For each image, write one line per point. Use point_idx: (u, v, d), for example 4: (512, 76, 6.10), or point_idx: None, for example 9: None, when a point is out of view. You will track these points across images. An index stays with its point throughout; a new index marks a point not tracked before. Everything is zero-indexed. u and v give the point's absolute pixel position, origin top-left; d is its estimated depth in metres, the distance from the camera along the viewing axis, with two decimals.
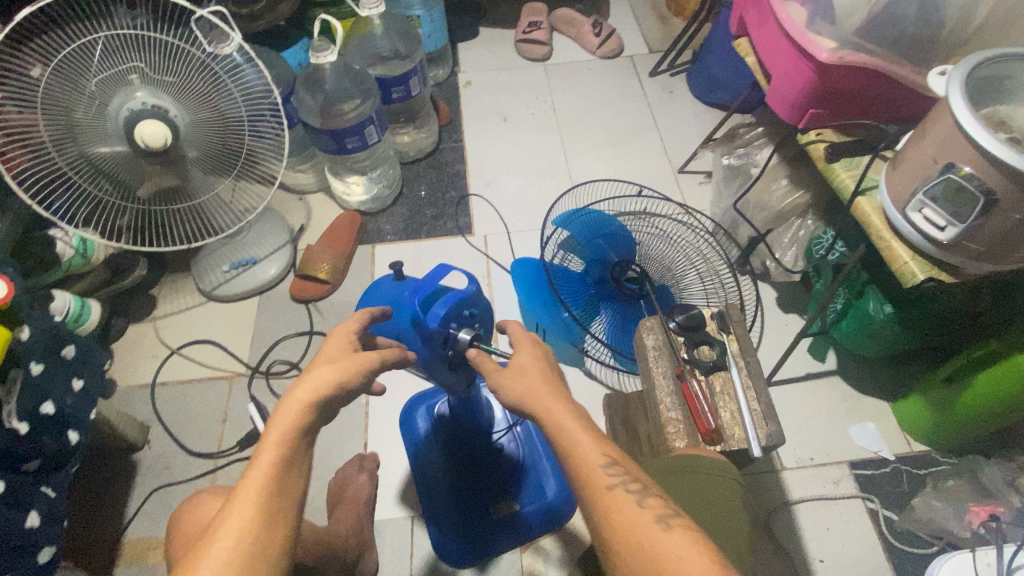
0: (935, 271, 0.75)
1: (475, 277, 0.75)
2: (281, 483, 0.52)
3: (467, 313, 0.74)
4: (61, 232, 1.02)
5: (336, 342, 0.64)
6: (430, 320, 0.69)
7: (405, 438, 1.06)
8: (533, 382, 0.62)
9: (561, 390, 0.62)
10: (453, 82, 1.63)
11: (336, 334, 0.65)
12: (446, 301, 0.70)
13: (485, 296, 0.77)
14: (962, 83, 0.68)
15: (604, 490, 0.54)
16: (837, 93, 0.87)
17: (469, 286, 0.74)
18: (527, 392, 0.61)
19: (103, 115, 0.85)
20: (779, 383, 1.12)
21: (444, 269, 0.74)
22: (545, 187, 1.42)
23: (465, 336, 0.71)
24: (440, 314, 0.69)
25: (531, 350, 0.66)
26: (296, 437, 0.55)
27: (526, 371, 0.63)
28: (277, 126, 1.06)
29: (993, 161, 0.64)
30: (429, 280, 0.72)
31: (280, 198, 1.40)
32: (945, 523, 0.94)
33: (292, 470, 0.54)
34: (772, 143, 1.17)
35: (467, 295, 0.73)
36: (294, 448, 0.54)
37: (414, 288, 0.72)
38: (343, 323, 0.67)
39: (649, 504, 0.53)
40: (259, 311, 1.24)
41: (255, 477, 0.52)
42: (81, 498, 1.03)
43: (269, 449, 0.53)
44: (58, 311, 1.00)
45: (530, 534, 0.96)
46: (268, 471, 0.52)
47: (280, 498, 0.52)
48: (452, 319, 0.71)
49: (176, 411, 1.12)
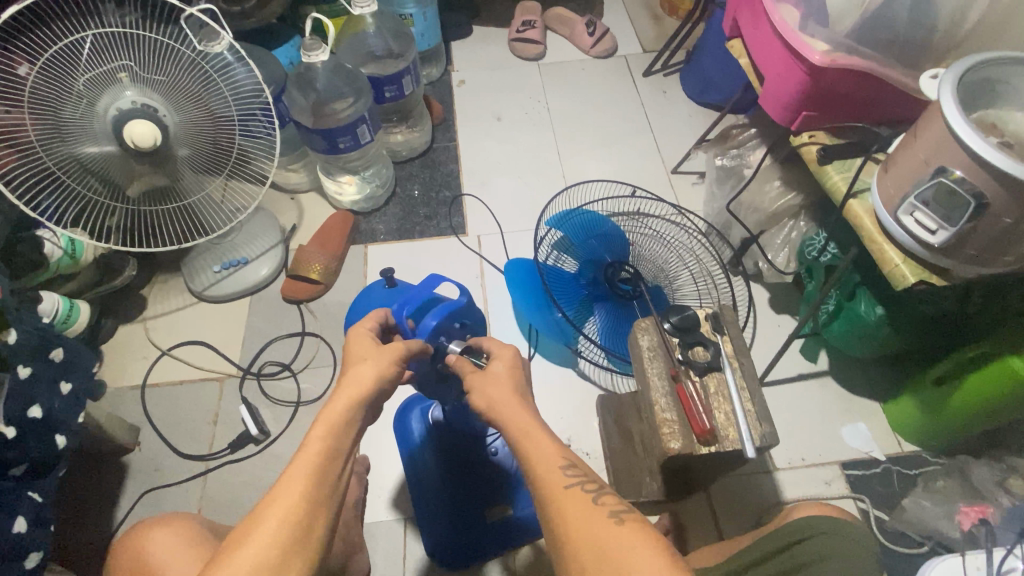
0: (925, 274, 0.76)
1: (464, 291, 0.83)
2: (306, 501, 0.52)
3: (458, 325, 0.81)
4: (49, 233, 1.01)
5: (360, 342, 0.67)
6: (420, 332, 0.76)
7: (399, 442, 1.05)
8: (502, 389, 0.65)
9: (527, 399, 0.65)
10: (447, 81, 1.62)
11: (354, 334, 0.69)
12: (439, 312, 0.78)
13: (476, 308, 0.85)
14: (955, 87, 0.68)
15: (561, 488, 0.55)
16: (830, 96, 0.87)
17: (461, 299, 0.82)
18: (497, 397, 0.64)
19: (91, 115, 0.84)
20: (772, 384, 1.12)
21: (438, 283, 0.83)
22: (539, 187, 1.41)
23: (455, 347, 0.75)
24: (431, 324, 0.76)
25: (504, 357, 0.69)
26: (322, 454, 0.55)
27: (501, 377, 0.67)
28: (268, 126, 1.05)
29: (984, 165, 0.64)
30: (419, 294, 0.80)
31: (272, 197, 1.39)
32: (935, 523, 0.94)
33: (321, 489, 0.54)
34: (765, 144, 1.17)
35: (458, 307, 0.80)
36: (332, 455, 0.56)
37: (405, 302, 0.79)
38: (357, 324, 0.70)
39: (603, 501, 0.54)
40: (251, 312, 1.23)
41: (279, 494, 0.52)
42: (69, 501, 1.02)
43: (298, 465, 0.54)
44: (46, 312, 0.99)
45: (523, 539, 0.97)
46: (294, 488, 0.52)
47: (306, 516, 0.52)
48: (442, 330, 0.78)
49: (166, 412, 1.11)
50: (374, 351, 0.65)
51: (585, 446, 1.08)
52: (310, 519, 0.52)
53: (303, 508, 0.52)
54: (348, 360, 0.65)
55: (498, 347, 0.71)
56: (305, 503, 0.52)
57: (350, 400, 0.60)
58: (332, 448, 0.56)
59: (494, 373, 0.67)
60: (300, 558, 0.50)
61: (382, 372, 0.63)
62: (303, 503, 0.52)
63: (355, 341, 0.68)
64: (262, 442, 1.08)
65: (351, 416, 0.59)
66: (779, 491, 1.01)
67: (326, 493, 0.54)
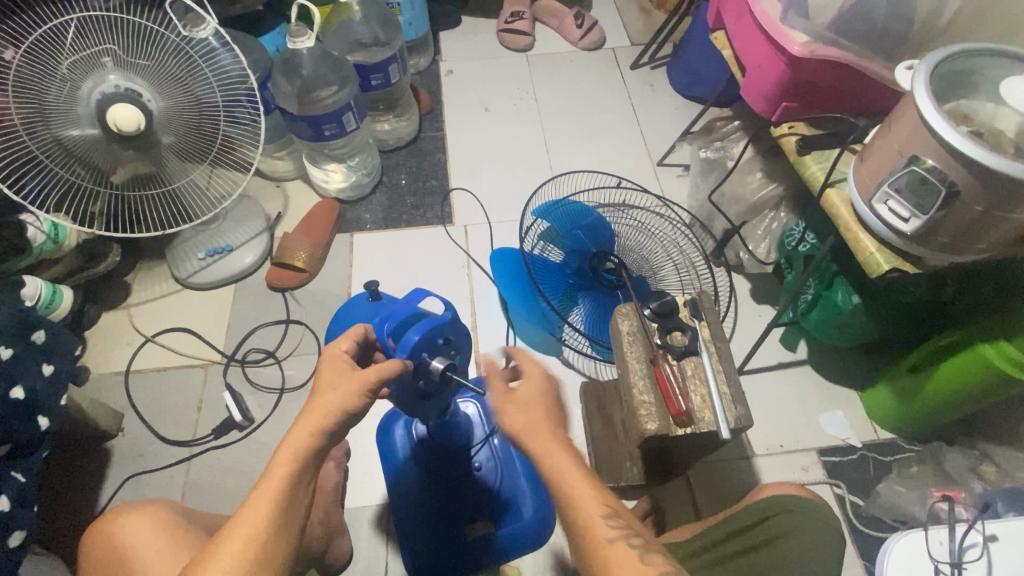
0: (899, 262, 0.78)
1: (451, 304, 0.76)
2: (268, 533, 0.54)
3: (442, 341, 0.73)
4: (32, 217, 1.00)
5: (332, 365, 0.65)
6: (399, 350, 0.70)
7: (382, 457, 1.05)
8: (537, 418, 0.61)
9: (561, 430, 0.61)
10: (435, 71, 1.62)
11: (327, 357, 0.66)
12: (420, 327, 0.71)
13: (463, 322, 0.77)
14: (927, 79, 0.70)
15: (604, 542, 0.55)
16: (809, 87, 0.88)
17: (445, 313, 0.75)
18: (530, 428, 0.60)
19: (75, 98, 0.83)
20: (751, 373, 1.14)
21: (420, 296, 0.76)
22: (526, 178, 1.42)
23: (438, 364, 0.71)
24: (412, 341, 0.70)
25: (539, 379, 0.64)
26: (286, 485, 0.57)
27: (531, 401, 0.63)
28: (253, 112, 1.04)
29: (954, 153, 0.66)
30: (403, 307, 0.73)
31: (257, 184, 1.39)
32: (908, 507, 0.97)
33: (283, 521, 0.56)
34: (748, 136, 1.18)
35: (441, 322, 0.73)
36: (302, 469, 0.58)
37: (385, 316, 0.73)
38: (330, 347, 0.68)
39: (650, 559, 0.55)
40: (235, 299, 1.23)
41: (241, 527, 0.54)
42: (50, 487, 1.01)
43: (265, 487, 0.56)
44: (29, 297, 0.98)
45: (503, 555, 0.97)
46: (257, 520, 0.54)
47: (273, 537, 0.54)
48: (424, 347, 0.71)
49: (150, 399, 1.11)
50: (345, 377, 0.63)
51: None
52: (270, 553, 0.54)
53: (263, 543, 0.54)
54: (318, 387, 0.63)
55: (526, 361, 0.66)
56: (267, 536, 0.54)
57: (315, 430, 0.60)
58: (296, 478, 0.57)
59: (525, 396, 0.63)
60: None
61: (350, 402, 0.62)
62: (263, 536, 0.54)
63: (325, 365, 0.65)
64: (246, 429, 1.09)
65: (315, 447, 0.60)
66: (757, 477, 1.03)
67: (288, 525, 0.56)
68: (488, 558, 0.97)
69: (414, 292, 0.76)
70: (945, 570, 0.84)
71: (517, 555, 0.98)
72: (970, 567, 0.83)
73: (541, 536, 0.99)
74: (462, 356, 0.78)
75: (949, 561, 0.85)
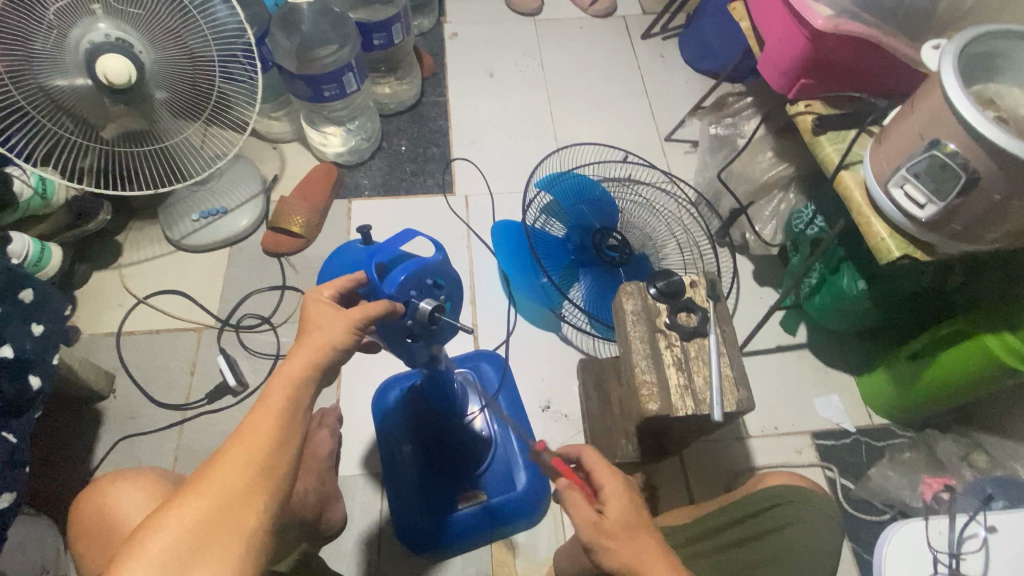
0: (910, 249, 0.76)
1: (442, 246, 0.73)
2: (270, 446, 0.51)
3: (431, 283, 0.71)
4: (18, 170, 0.98)
5: (317, 307, 0.61)
6: (386, 286, 0.67)
7: (375, 409, 1.06)
8: (632, 544, 0.58)
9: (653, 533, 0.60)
10: (439, 33, 1.57)
11: (310, 300, 0.62)
12: (408, 265, 0.68)
13: (453, 268, 0.75)
14: (955, 60, 0.67)
15: None
16: (829, 63, 0.85)
17: (436, 255, 0.72)
18: (639, 557, 0.57)
19: (62, 47, 0.79)
20: (750, 354, 1.14)
21: (410, 235, 0.72)
22: (529, 148, 1.39)
23: (427, 306, 0.68)
24: (399, 278, 0.67)
25: (614, 495, 0.62)
26: (284, 410, 0.53)
27: (627, 531, 0.59)
28: (250, 69, 1.00)
29: (979, 139, 0.64)
30: (391, 244, 0.70)
31: (253, 145, 1.35)
32: (899, 492, 0.98)
33: (286, 437, 0.52)
34: (761, 114, 1.15)
35: (432, 263, 0.71)
36: (301, 388, 0.55)
37: (371, 253, 0.69)
38: (312, 290, 0.64)
39: None
40: (230, 263, 1.21)
41: (243, 439, 0.50)
42: (41, 446, 1.00)
43: (263, 407, 0.52)
44: (16, 253, 0.95)
45: (494, 525, 0.98)
46: (258, 433, 0.51)
47: (275, 450, 0.51)
48: (412, 286, 0.68)
49: (143, 360, 1.10)
50: (332, 314, 0.61)
51: (563, 408, 1.09)
52: (272, 466, 0.50)
53: (265, 456, 0.50)
54: (305, 326, 0.60)
55: (606, 480, 0.63)
56: (269, 449, 0.50)
57: (309, 361, 0.57)
58: (292, 410, 0.53)
59: (617, 523, 0.60)
60: (262, 501, 0.49)
61: (344, 338, 0.59)
62: (265, 451, 0.50)
63: (309, 307, 0.62)
64: (240, 394, 1.08)
65: (313, 373, 0.56)
66: (751, 457, 1.04)
67: (289, 442, 0.52)
68: (479, 528, 0.97)
69: (404, 230, 0.72)
70: (943, 560, 0.82)
71: (507, 525, 0.98)
72: (968, 558, 0.81)
73: (531, 507, 0.99)
74: (450, 303, 0.76)
75: (947, 551, 0.83)
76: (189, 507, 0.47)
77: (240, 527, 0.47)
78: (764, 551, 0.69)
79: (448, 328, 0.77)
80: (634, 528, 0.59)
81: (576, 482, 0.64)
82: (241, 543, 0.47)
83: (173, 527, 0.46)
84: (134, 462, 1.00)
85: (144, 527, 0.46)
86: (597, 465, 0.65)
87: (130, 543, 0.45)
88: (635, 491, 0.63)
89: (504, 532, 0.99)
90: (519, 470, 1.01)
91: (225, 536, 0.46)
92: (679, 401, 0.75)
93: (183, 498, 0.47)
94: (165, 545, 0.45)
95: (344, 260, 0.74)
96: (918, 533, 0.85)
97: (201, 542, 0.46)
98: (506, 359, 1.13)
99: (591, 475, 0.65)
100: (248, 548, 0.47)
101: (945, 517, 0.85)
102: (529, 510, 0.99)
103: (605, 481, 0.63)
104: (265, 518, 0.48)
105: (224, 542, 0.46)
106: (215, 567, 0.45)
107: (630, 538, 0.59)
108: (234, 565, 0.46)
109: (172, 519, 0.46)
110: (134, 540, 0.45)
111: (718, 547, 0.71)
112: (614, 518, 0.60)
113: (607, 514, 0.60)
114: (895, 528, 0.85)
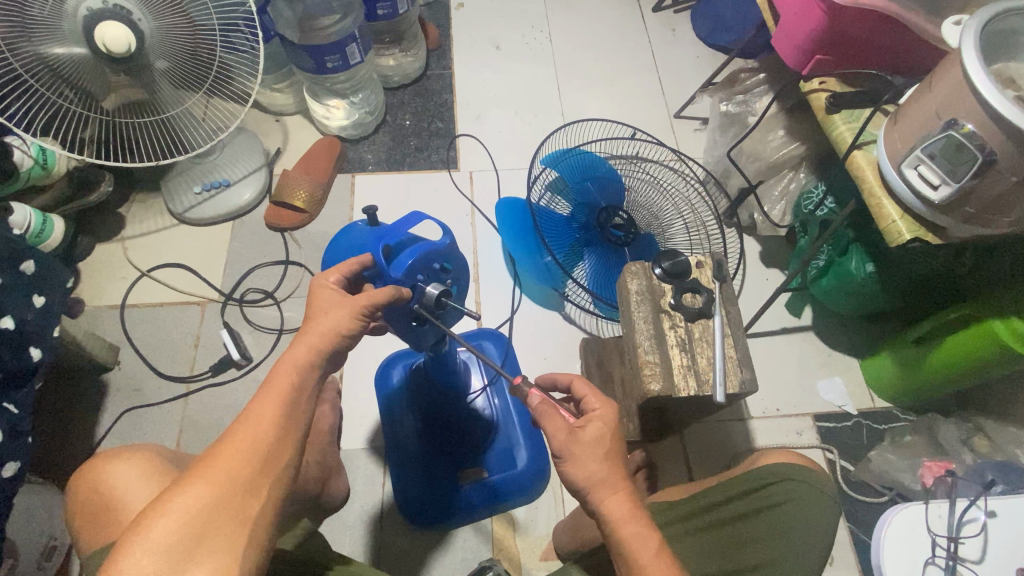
0: (923, 233, 0.74)
1: (449, 229, 0.71)
2: (275, 435, 0.52)
3: (438, 267, 0.70)
4: (18, 140, 0.96)
5: (323, 296, 0.62)
6: (394, 269, 0.66)
7: (378, 389, 1.06)
8: (609, 465, 0.58)
9: (628, 471, 0.60)
10: (444, 3, 1.52)
11: (315, 287, 0.63)
12: (414, 251, 0.66)
13: (460, 252, 0.73)
14: (977, 37, 0.64)
15: None
16: (845, 40, 0.83)
17: (443, 239, 0.70)
18: (605, 478, 0.58)
19: (60, 13, 0.76)
20: (755, 335, 1.14)
21: (418, 218, 0.69)
22: (536, 123, 1.36)
23: (433, 290, 0.67)
24: (406, 263, 0.65)
25: (601, 417, 0.61)
26: (289, 395, 0.54)
27: (597, 449, 0.59)
28: (251, 39, 0.97)
29: (998, 121, 0.62)
30: (397, 227, 0.68)
31: (255, 118, 1.33)
32: (897, 475, 0.98)
33: (289, 426, 0.53)
34: (772, 91, 1.12)
35: (440, 247, 0.69)
36: (304, 376, 0.56)
37: (379, 236, 0.68)
38: (320, 276, 0.64)
39: None
40: (233, 236, 1.20)
41: (247, 427, 0.51)
42: (45, 417, 1.01)
43: (267, 394, 0.53)
44: (18, 225, 0.95)
45: (493, 499, 0.98)
46: (260, 422, 0.51)
47: (277, 436, 0.52)
48: (419, 270, 0.67)
49: (147, 333, 1.11)
50: (339, 301, 0.61)
51: None
52: (275, 453, 0.51)
53: (268, 444, 0.51)
54: (311, 312, 0.61)
55: (595, 403, 0.63)
56: (274, 437, 0.52)
57: (312, 351, 0.57)
58: (292, 399, 0.54)
59: (590, 437, 0.60)
60: (267, 490, 0.50)
61: (349, 324, 0.60)
62: (268, 441, 0.51)
63: (316, 294, 0.62)
64: (244, 367, 1.08)
65: (316, 362, 0.57)
66: (751, 438, 1.04)
67: (293, 431, 0.53)
68: (478, 507, 0.98)
69: (412, 211, 0.70)
70: (942, 543, 0.86)
71: (506, 501, 0.99)
72: (967, 541, 0.86)
73: (530, 484, 1.00)
74: (456, 287, 0.75)
75: (947, 534, 0.87)
76: (192, 492, 0.47)
77: (243, 514, 0.48)
78: (758, 529, 0.69)
79: (454, 313, 0.75)
80: (605, 447, 0.59)
81: (550, 400, 0.63)
82: (245, 529, 0.48)
83: (177, 513, 0.46)
84: (139, 432, 1.02)
85: (145, 514, 0.46)
86: (590, 391, 0.64)
87: (133, 529, 0.45)
88: (621, 423, 0.62)
89: (504, 509, 1.00)
90: (519, 448, 1.02)
91: (229, 522, 0.47)
92: (682, 380, 0.75)
93: (186, 483, 0.47)
94: (169, 529, 0.45)
95: (349, 241, 0.74)
96: (918, 516, 0.89)
97: (205, 527, 0.46)
98: (509, 337, 1.12)
99: (581, 399, 0.65)
100: (251, 536, 0.48)
101: (944, 501, 0.89)
102: (528, 486, 1.00)
103: (597, 406, 0.63)
104: (268, 507, 0.49)
105: (229, 528, 0.47)
106: (219, 554, 0.46)
107: (600, 455, 0.59)
108: (239, 551, 0.47)
109: (176, 505, 0.46)
110: (135, 525, 0.45)
111: (711, 525, 0.71)
112: (589, 434, 0.60)
113: (583, 429, 0.60)
114: (895, 510, 0.89)
